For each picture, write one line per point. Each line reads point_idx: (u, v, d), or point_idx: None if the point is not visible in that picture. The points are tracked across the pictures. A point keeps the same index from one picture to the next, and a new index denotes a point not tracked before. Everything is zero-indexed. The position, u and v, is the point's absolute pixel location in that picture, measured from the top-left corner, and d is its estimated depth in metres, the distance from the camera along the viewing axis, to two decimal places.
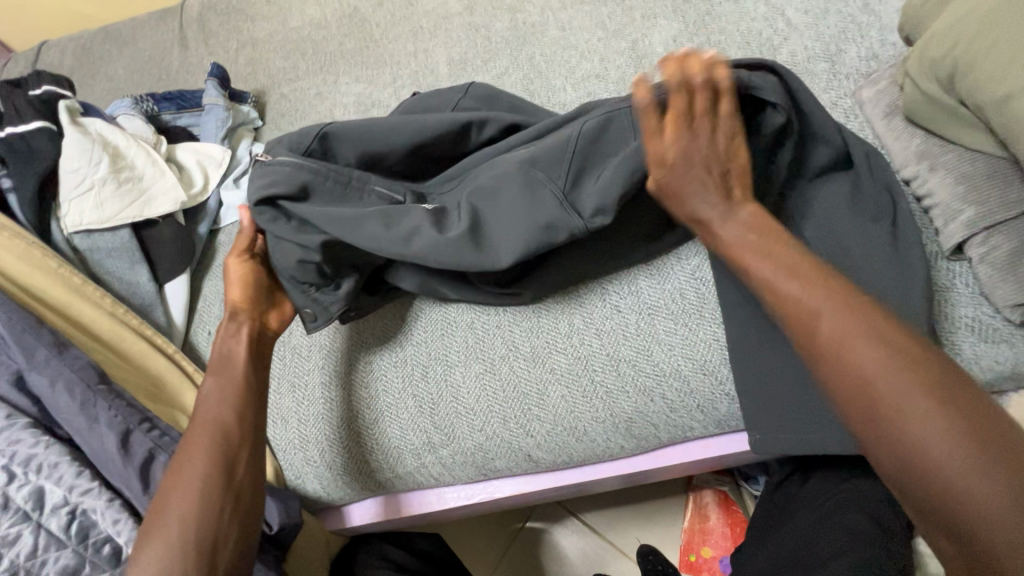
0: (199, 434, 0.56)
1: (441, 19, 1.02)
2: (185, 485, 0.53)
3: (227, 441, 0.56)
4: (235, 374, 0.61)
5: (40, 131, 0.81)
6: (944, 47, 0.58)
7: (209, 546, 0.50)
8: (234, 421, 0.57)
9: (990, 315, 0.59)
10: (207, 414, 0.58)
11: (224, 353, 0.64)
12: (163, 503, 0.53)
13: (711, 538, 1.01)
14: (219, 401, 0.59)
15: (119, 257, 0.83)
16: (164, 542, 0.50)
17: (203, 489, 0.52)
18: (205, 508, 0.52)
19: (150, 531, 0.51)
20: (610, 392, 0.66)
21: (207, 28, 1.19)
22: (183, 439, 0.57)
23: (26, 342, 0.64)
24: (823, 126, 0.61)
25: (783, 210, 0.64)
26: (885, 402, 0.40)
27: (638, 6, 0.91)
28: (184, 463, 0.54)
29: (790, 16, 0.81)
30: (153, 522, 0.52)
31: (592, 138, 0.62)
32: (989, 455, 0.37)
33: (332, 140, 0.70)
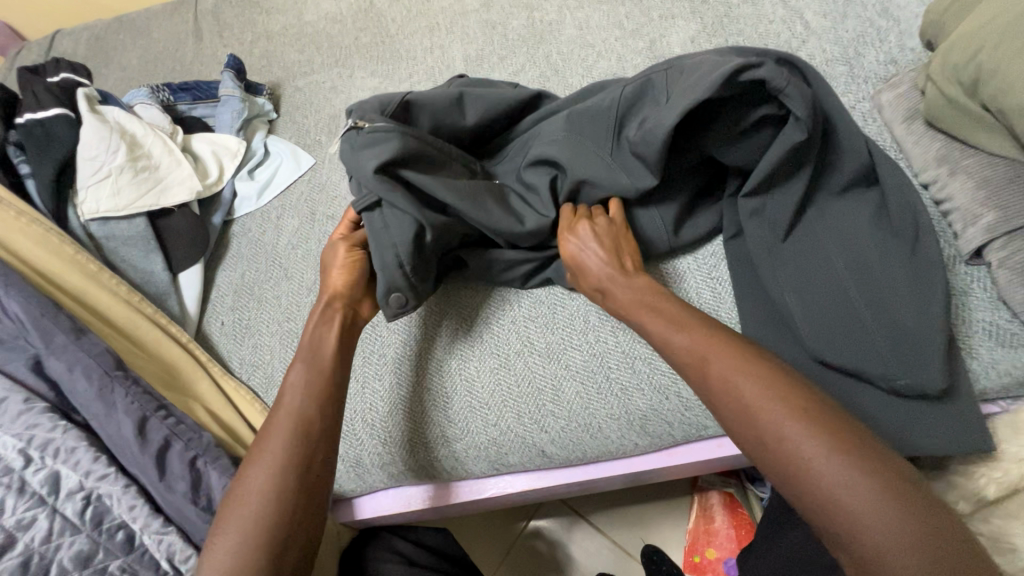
0: (283, 424, 0.56)
1: (457, 16, 1.02)
2: (266, 478, 0.53)
3: (307, 434, 0.56)
4: (323, 361, 0.62)
5: (59, 118, 0.82)
6: (968, 51, 0.58)
7: (280, 542, 0.51)
8: (318, 414, 0.58)
9: (1008, 320, 0.59)
10: (291, 404, 0.58)
11: (314, 341, 0.64)
12: (244, 493, 0.53)
13: (716, 540, 1.01)
14: (303, 391, 0.59)
15: (135, 245, 0.83)
16: (241, 533, 0.51)
17: (284, 485, 0.53)
18: (282, 503, 0.52)
19: (227, 518, 0.52)
20: (625, 389, 0.67)
21: (222, 21, 1.20)
22: (265, 425, 0.58)
23: (44, 326, 0.64)
24: (849, 136, 0.62)
25: (805, 219, 0.64)
26: (802, 479, 0.45)
27: (656, 6, 0.91)
28: (266, 451, 0.55)
29: (809, 20, 0.82)
30: (233, 507, 0.53)
31: (632, 103, 0.63)
32: (854, 457, 0.44)
33: (413, 110, 0.68)
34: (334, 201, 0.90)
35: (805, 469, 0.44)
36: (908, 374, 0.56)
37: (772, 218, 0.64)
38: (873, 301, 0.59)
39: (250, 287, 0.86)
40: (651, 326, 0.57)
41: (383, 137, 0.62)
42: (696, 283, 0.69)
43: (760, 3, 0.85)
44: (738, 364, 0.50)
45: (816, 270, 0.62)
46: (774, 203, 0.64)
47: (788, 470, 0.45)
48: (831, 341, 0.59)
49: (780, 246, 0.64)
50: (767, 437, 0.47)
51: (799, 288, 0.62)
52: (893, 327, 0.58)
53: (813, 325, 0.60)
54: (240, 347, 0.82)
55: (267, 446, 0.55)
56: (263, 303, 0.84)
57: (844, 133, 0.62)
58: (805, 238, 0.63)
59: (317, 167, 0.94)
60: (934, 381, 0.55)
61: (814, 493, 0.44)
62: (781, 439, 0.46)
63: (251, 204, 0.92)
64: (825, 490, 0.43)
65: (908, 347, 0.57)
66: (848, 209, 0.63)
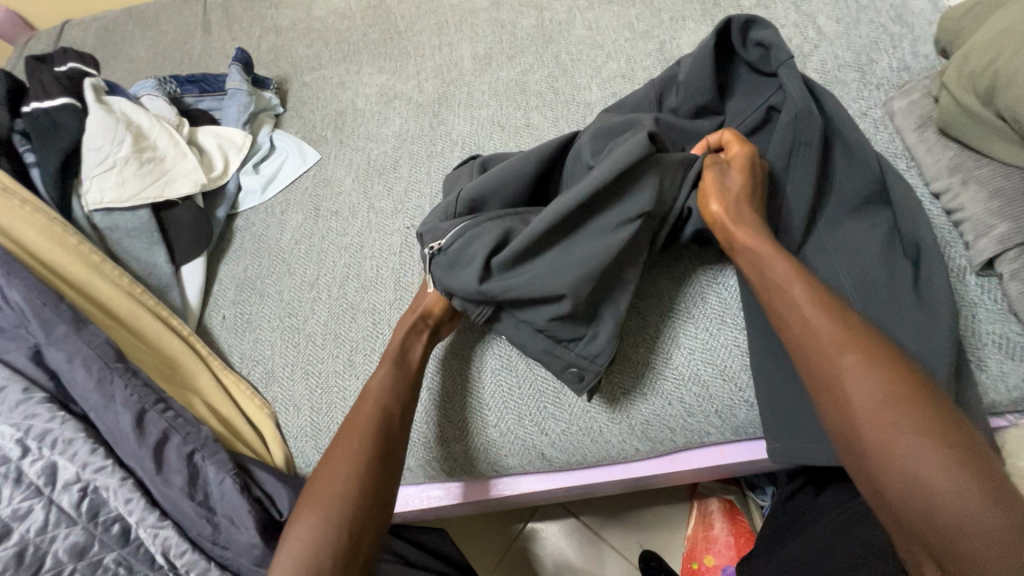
0: (366, 415, 0.60)
1: (466, 15, 1.02)
2: (348, 462, 0.56)
3: (388, 429, 0.60)
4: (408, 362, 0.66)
5: (65, 108, 0.81)
6: (984, 59, 0.58)
7: (359, 524, 0.54)
8: (399, 408, 0.62)
9: (1018, 332, 0.58)
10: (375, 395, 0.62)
11: (400, 349, 0.66)
12: (328, 476, 0.56)
13: (715, 547, 1.00)
14: (387, 385, 0.63)
15: (138, 237, 0.82)
16: (323, 516, 0.54)
17: (366, 468, 0.57)
18: (364, 489, 0.56)
19: (309, 501, 0.55)
20: (628, 394, 0.66)
21: (231, 15, 1.20)
22: (348, 416, 0.61)
23: (45, 316, 0.64)
24: (857, 147, 0.63)
25: (817, 231, 0.64)
26: (900, 470, 0.42)
27: (667, 8, 0.90)
28: (347, 442, 0.58)
29: (821, 25, 0.81)
30: (316, 489, 0.56)
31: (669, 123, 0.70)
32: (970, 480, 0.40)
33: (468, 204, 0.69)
34: (338, 196, 0.90)
35: (903, 458, 0.42)
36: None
37: (783, 229, 0.64)
38: (871, 313, 0.58)
39: (252, 281, 0.86)
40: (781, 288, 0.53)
41: (466, 240, 0.64)
42: (701, 289, 0.68)
43: (772, 7, 0.84)
44: (853, 344, 0.47)
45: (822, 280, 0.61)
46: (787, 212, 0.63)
47: (886, 459, 0.43)
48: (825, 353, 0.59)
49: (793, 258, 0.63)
50: (869, 421, 0.44)
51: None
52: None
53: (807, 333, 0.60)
54: (241, 341, 0.82)
55: (350, 435, 0.59)
56: (265, 298, 0.84)
57: (854, 145, 0.63)
58: (813, 252, 0.63)
59: (323, 163, 0.94)
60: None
61: (912, 486, 0.41)
62: (885, 429, 0.43)
63: (255, 198, 0.92)
64: (920, 481, 0.41)
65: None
66: (853, 223, 0.62)
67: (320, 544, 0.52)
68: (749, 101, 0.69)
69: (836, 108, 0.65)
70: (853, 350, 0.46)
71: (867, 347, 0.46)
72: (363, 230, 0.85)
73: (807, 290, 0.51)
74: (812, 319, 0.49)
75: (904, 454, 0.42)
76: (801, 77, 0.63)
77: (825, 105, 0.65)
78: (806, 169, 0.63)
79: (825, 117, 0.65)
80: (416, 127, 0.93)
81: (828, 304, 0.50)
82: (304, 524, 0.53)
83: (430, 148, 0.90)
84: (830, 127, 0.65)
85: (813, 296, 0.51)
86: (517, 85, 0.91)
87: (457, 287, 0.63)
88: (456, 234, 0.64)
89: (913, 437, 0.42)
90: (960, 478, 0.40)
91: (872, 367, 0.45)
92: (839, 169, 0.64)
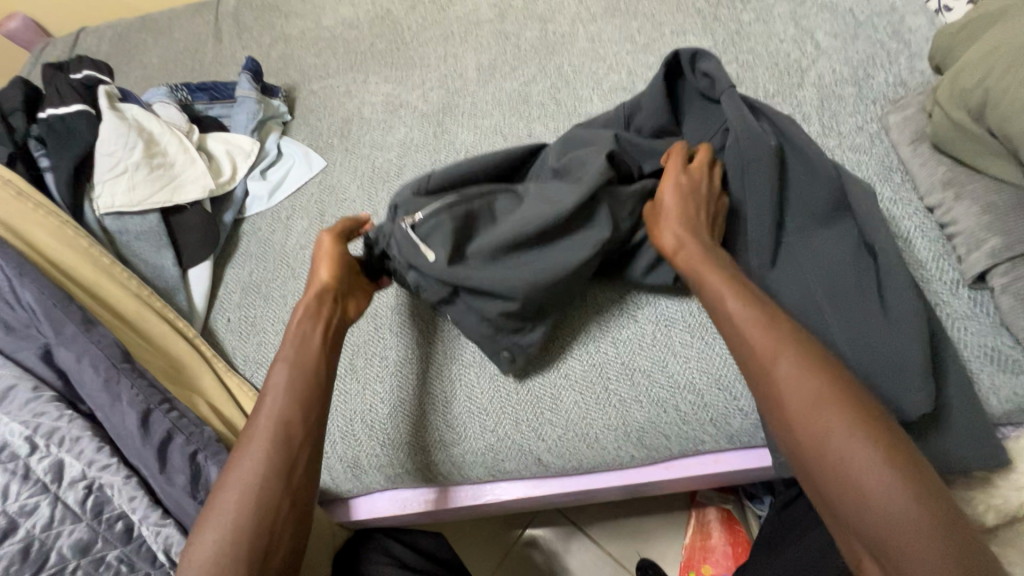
0: (266, 426, 0.56)
1: (471, 26, 1.04)
2: (247, 477, 0.53)
3: (288, 445, 0.56)
4: (308, 365, 0.61)
5: (80, 114, 0.84)
6: (975, 77, 0.59)
7: (263, 542, 0.51)
8: (300, 417, 0.57)
9: (1009, 345, 0.59)
10: (269, 408, 0.57)
11: (301, 336, 0.62)
12: (221, 496, 0.53)
13: (713, 556, 1.00)
14: (287, 394, 0.58)
15: (147, 240, 0.84)
16: (220, 534, 0.51)
17: (263, 484, 0.53)
18: (261, 510, 0.52)
19: (209, 522, 0.52)
20: (623, 401, 0.67)
21: (242, 24, 1.22)
22: (247, 429, 0.57)
23: (56, 317, 0.65)
24: (816, 161, 0.64)
25: (785, 244, 0.64)
26: (841, 470, 0.44)
27: (669, 22, 0.92)
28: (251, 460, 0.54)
29: (819, 40, 0.82)
30: (216, 507, 0.53)
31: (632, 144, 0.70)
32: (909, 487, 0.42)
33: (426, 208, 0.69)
34: (343, 203, 0.91)
35: (844, 459, 0.44)
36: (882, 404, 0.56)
37: (755, 243, 0.64)
38: (854, 322, 0.59)
39: (256, 284, 0.87)
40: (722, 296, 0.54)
41: (435, 223, 0.62)
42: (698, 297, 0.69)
43: (772, 22, 0.86)
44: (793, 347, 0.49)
45: (792, 297, 0.62)
46: (754, 227, 0.64)
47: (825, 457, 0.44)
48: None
49: (768, 273, 0.64)
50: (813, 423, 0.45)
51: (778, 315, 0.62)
52: (867, 356, 0.57)
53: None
54: (245, 344, 0.83)
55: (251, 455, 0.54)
56: (270, 301, 0.85)
57: (813, 159, 0.64)
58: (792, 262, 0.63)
59: (328, 169, 0.96)
60: (908, 410, 0.55)
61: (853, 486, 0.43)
62: (824, 434, 0.45)
63: (262, 204, 0.94)
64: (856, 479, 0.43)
65: (888, 373, 0.56)
66: (841, 231, 0.63)
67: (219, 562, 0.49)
68: (702, 125, 0.71)
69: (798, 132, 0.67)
70: (793, 349, 0.48)
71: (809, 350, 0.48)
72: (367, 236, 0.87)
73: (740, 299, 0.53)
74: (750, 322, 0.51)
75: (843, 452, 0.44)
76: (741, 102, 0.65)
77: (778, 125, 0.67)
78: (761, 189, 0.64)
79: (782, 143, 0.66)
80: (420, 136, 0.95)
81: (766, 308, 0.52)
82: (206, 543, 0.51)
83: (434, 156, 0.92)
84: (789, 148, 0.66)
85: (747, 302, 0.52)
86: (520, 95, 0.93)
87: (422, 267, 0.63)
88: (432, 212, 0.62)
89: (855, 437, 0.44)
90: (894, 483, 0.42)
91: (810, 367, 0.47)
92: (799, 183, 0.65)
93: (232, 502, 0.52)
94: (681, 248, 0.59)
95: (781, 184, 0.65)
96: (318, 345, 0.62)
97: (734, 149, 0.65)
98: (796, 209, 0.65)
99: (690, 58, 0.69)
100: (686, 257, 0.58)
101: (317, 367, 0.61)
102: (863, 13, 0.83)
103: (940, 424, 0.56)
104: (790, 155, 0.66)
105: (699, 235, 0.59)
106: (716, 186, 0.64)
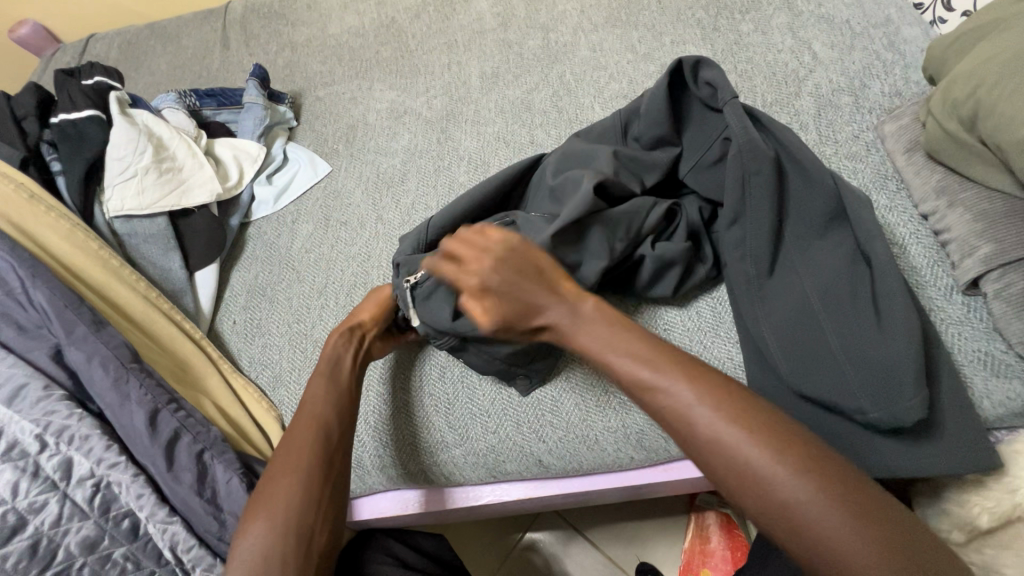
0: (306, 427, 0.62)
1: (475, 35, 1.06)
2: (294, 470, 0.58)
3: (331, 442, 0.62)
4: (343, 380, 0.68)
5: (91, 119, 0.86)
6: (967, 89, 0.60)
7: (308, 531, 0.55)
8: (335, 420, 0.64)
9: (1002, 350, 0.60)
10: (314, 408, 0.64)
11: (332, 359, 0.69)
12: (267, 491, 0.57)
13: (712, 561, 1.00)
14: (326, 401, 0.65)
15: (155, 243, 0.86)
16: (271, 522, 0.54)
17: (310, 476, 0.58)
18: (308, 497, 0.57)
19: (257, 514, 0.55)
20: (624, 403, 0.68)
21: (249, 31, 1.25)
22: (286, 433, 0.62)
23: (67, 317, 0.67)
24: (813, 170, 0.65)
25: (783, 251, 0.66)
26: (781, 511, 0.44)
27: (668, 32, 0.94)
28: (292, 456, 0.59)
29: (817, 50, 0.84)
30: (262, 501, 0.56)
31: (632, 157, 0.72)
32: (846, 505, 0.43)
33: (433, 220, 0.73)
34: (348, 208, 0.93)
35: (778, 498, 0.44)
36: (880, 408, 0.56)
37: (752, 254, 0.66)
38: (848, 327, 0.60)
39: (262, 287, 0.89)
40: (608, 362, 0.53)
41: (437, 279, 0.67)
42: (697, 304, 0.71)
43: (770, 33, 0.88)
44: (710, 397, 0.49)
45: (788, 302, 0.64)
46: (751, 235, 0.65)
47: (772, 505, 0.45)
48: (801, 372, 0.61)
49: (765, 282, 0.65)
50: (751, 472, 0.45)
51: (776, 321, 0.64)
52: (862, 360, 0.58)
53: (784, 352, 0.62)
54: (250, 345, 0.84)
55: (291, 450, 0.59)
56: (275, 304, 0.86)
57: (809, 167, 0.65)
58: (787, 273, 0.65)
59: (333, 174, 0.97)
60: (909, 414, 0.55)
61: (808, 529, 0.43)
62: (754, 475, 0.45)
63: (268, 208, 0.95)
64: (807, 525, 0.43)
65: (885, 377, 0.57)
66: (840, 237, 0.64)
67: (270, 548, 0.53)
68: (703, 134, 0.72)
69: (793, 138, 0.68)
70: (709, 402, 0.48)
71: (725, 398, 0.49)
72: (371, 240, 0.88)
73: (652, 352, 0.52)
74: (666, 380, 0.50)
75: (786, 498, 0.44)
76: (743, 114, 0.67)
77: (777, 135, 0.68)
78: (760, 199, 0.65)
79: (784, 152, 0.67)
80: (424, 142, 0.96)
81: (678, 361, 0.51)
82: (254, 531, 0.54)
83: (438, 162, 0.93)
84: (790, 157, 0.67)
85: (639, 361, 0.52)
86: (522, 103, 0.95)
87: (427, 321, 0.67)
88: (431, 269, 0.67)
89: (783, 474, 0.44)
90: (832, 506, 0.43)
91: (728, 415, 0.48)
92: (799, 192, 0.66)
93: (287, 492, 0.56)
94: (562, 334, 0.56)
95: (780, 193, 0.66)
96: (351, 362, 0.69)
97: (736, 161, 0.66)
98: (794, 217, 0.66)
99: (693, 66, 0.71)
100: (576, 336, 0.55)
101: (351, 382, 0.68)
102: (859, 25, 0.85)
103: (936, 427, 0.57)
104: (786, 165, 0.67)
105: (565, 312, 0.55)
106: (495, 242, 0.56)
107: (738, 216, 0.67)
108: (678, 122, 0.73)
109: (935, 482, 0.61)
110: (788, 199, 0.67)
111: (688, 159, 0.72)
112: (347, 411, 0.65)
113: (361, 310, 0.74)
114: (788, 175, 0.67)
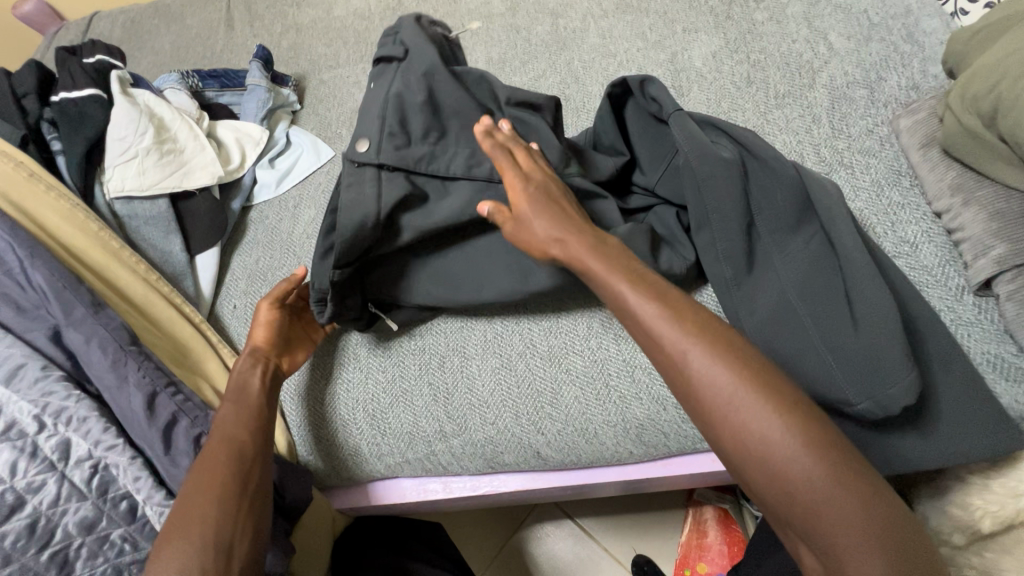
0: (217, 452, 0.57)
1: (483, 19, 1.04)
2: (207, 487, 0.54)
3: (242, 456, 0.57)
4: (251, 400, 0.63)
5: (92, 98, 0.85)
6: (988, 83, 0.59)
7: (227, 543, 0.52)
8: (248, 439, 0.59)
9: (1013, 354, 0.59)
10: (226, 430, 0.59)
11: (238, 383, 0.65)
12: (181, 512, 0.53)
13: (708, 555, 1.01)
14: (239, 423, 0.60)
15: (156, 225, 0.85)
16: (184, 545, 0.50)
17: (223, 492, 0.54)
18: (224, 512, 0.53)
19: (173, 535, 0.51)
20: (623, 398, 0.67)
21: (254, 12, 1.23)
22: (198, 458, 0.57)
23: (66, 299, 0.66)
24: (777, 164, 0.64)
25: (761, 249, 0.64)
26: (803, 505, 0.43)
27: (681, 19, 0.91)
28: (205, 471, 0.55)
29: (832, 41, 0.82)
30: (174, 524, 0.52)
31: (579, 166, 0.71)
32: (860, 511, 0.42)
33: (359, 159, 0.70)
34: None
35: (808, 494, 0.42)
36: (868, 397, 0.55)
37: (725, 253, 0.63)
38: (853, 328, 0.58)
39: (262, 272, 0.88)
40: (642, 316, 0.51)
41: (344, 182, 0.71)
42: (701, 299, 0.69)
43: (785, 23, 0.85)
44: (739, 372, 0.46)
45: (768, 300, 0.62)
46: (721, 237, 0.63)
47: (769, 479, 0.44)
48: (787, 364, 0.59)
49: (744, 279, 0.63)
50: (744, 437, 0.44)
51: (760, 319, 0.61)
52: (850, 360, 0.56)
53: (781, 351, 0.60)
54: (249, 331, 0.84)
55: (204, 470, 0.55)
56: None
57: (772, 162, 0.64)
58: (766, 270, 0.63)
59: (336, 159, 0.96)
60: (895, 401, 0.53)
61: (811, 504, 0.42)
62: (790, 466, 0.43)
63: (269, 191, 0.94)
64: (802, 492, 0.43)
65: (871, 367, 0.55)
66: (813, 230, 0.63)
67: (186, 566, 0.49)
68: (659, 146, 0.71)
69: (754, 140, 0.67)
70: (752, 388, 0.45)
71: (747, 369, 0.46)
72: None
73: (658, 306, 0.50)
74: (681, 339, 0.48)
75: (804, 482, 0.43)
76: (688, 123, 0.66)
77: (743, 138, 0.67)
78: (722, 200, 0.63)
79: (749, 155, 0.66)
80: None
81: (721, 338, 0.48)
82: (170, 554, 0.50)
83: None
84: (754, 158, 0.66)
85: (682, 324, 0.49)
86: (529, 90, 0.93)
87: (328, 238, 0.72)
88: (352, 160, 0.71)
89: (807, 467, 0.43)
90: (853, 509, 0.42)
91: (757, 396, 0.45)
92: (765, 189, 0.64)
93: (198, 513, 0.52)
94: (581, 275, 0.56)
95: (744, 192, 0.64)
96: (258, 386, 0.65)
97: (687, 170, 0.65)
98: (764, 215, 0.64)
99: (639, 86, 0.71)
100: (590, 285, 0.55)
101: (261, 402, 0.63)
102: (877, 15, 0.83)
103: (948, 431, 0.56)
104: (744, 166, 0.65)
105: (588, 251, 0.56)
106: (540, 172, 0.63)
107: (708, 218, 0.64)
108: (630, 137, 0.73)
109: (938, 485, 0.60)
110: (755, 196, 0.64)
111: (653, 170, 0.71)
112: (263, 434, 0.61)
113: (251, 335, 0.70)
114: (748, 178, 0.65)
